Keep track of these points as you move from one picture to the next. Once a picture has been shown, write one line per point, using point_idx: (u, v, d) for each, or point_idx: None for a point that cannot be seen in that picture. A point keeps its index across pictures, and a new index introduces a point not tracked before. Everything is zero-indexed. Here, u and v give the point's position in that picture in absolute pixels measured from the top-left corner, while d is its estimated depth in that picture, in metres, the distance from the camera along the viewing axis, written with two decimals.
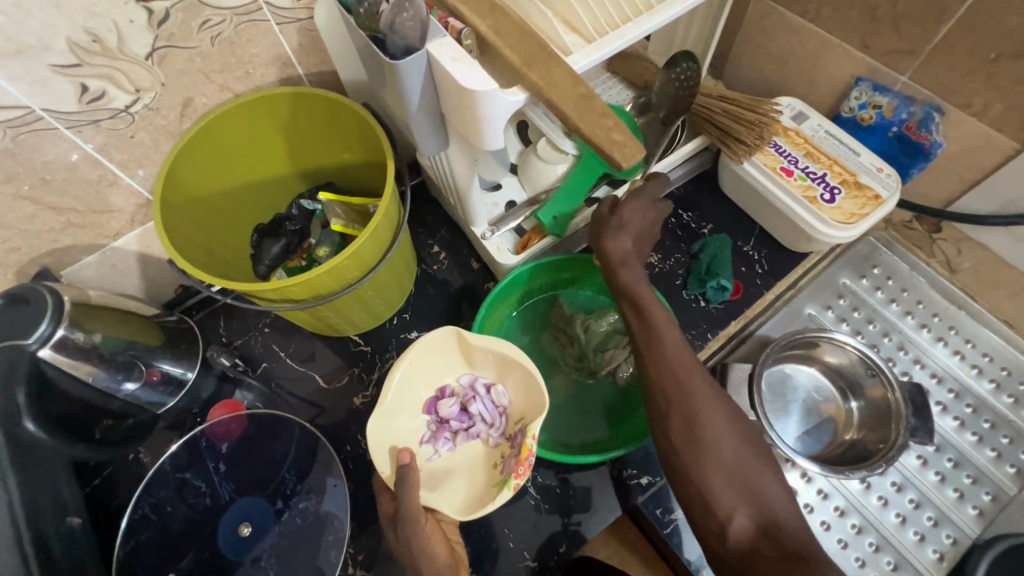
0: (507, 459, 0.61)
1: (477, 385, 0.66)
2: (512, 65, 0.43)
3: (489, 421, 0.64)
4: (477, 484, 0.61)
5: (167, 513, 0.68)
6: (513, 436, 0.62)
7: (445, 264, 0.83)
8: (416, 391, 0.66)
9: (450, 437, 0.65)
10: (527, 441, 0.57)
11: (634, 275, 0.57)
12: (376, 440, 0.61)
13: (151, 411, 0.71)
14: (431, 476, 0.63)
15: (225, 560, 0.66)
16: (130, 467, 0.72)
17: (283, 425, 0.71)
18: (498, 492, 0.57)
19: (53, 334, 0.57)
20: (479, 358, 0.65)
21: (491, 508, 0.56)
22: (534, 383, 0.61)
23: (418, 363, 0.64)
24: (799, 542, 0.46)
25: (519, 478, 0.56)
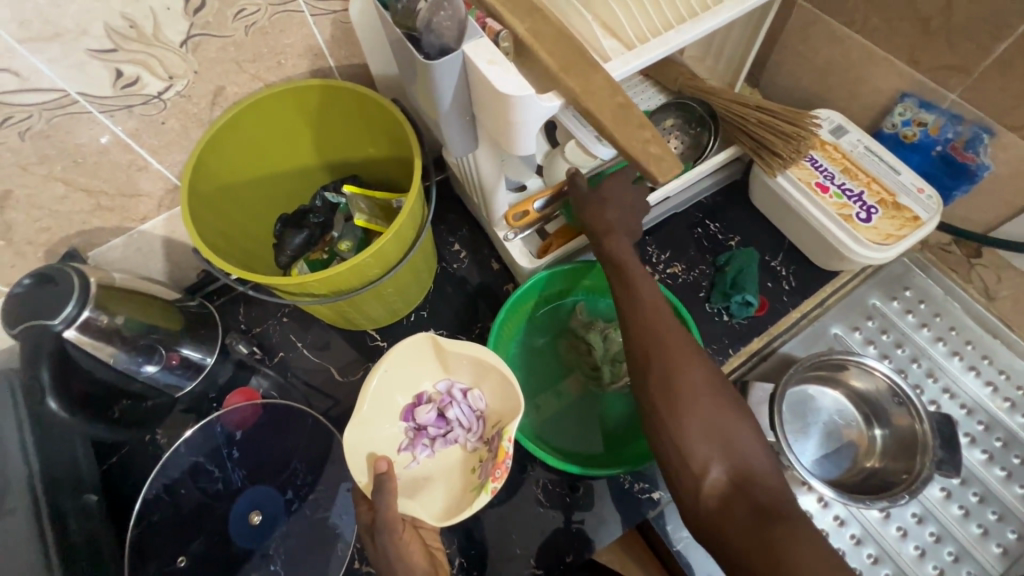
0: (484, 463, 0.61)
1: (454, 390, 0.66)
2: (549, 70, 0.42)
3: (466, 425, 0.65)
4: (456, 490, 0.61)
5: (179, 496, 0.68)
6: (490, 439, 0.62)
7: (465, 263, 0.82)
8: (395, 397, 0.65)
9: (427, 444, 0.65)
10: (504, 444, 0.58)
11: (616, 243, 0.57)
12: (354, 447, 0.61)
13: (170, 394, 0.73)
14: (411, 483, 0.63)
15: (235, 547, 0.66)
16: (146, 448, 0.73)
17: (297, 416, 0.71)
18: (475, 496, 0.57)
19: (79, 315, 0.57)
20: (454, 363, 0.65)
21: (469, 513, 0.56)
22: (510, 388, 0.61)
23: (396, 367, 0.64)
24: (770, 498, 0.46)
25: (496, 482, 0.56)
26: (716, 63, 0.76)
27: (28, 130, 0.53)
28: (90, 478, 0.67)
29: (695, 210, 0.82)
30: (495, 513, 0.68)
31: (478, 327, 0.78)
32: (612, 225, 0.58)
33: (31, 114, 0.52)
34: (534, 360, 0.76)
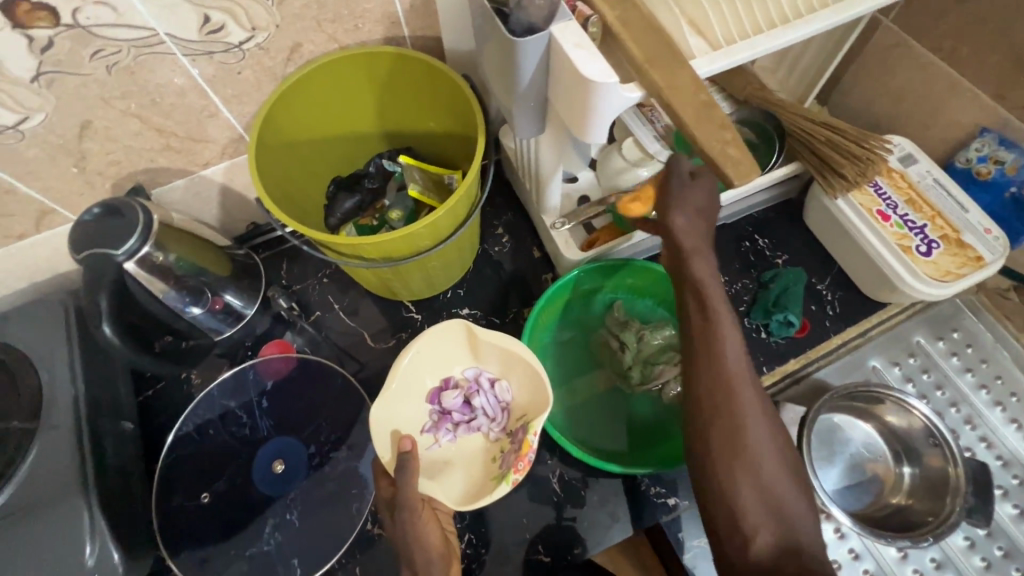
0: (506, 454, 0.62)
1: (482, 378, 0.67)
2: (635, 61, 0.42)
3: (490, 415, 0.66)
4: (477, 476, 0.63)
5: (208, 436, 0.71)
6: (514, 431, 0.63)
7: (506, 247, 0.82)
8: (424, 378, 0.66)
9: (450, 430, 0.66)
10: (528, 438, 0.59)
11: (708, 272, 0.51)
12: (377, 422, 0.62)
13: (211, 336, 0.75)
14: (431, 465, 0.64)
15: (256, 492, 0.68)
16: (180, 386, 0.75)
17: (326, 376, 0.74)
18: (496, 485, 0.59)
19: (140, 249, 0.59)
20: (484, 351, 0.66)
21: (489, 501, 0.58)
22: (539, 383, 0.62)
23: (425, 348, 0.64)
24: (818, 569, 0.46)
25: (518, 475, 0.58)
26: (789, 76, 0.74)
27: (115, 65, 0.54)
28: (127, 406, 0.70)
29: (744, 223, 0.81)
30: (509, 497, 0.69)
31: (512, 312, 0.79)
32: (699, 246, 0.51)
33: (121, 50, 0.53)
34: (566, 354, 0.75)
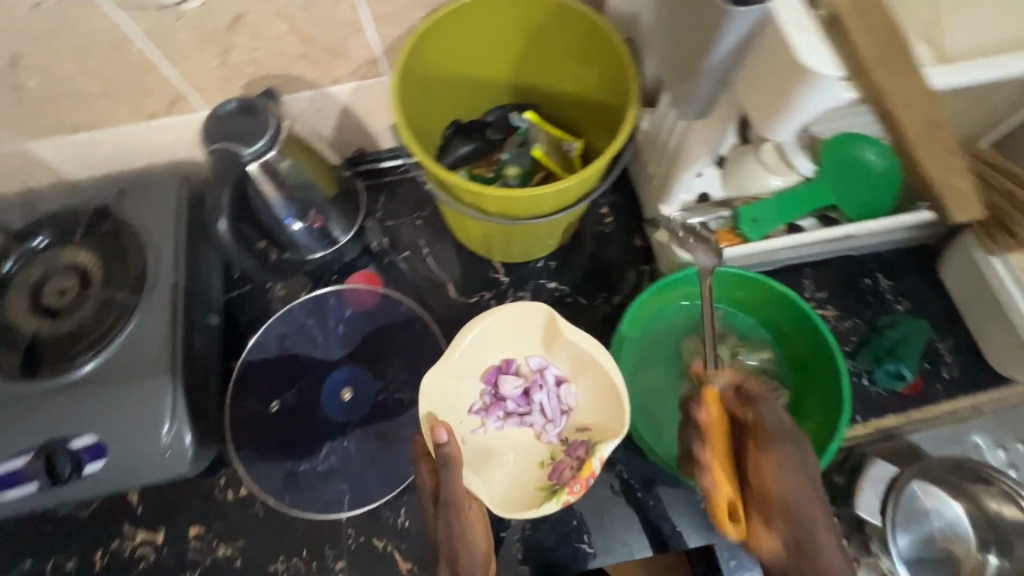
0: (557, 464, 0.59)
1: (547, 374, 0.62)
2: (863, 58, 0.36)
3: (548, 414, 0.62)
4: (518, 477, 0.60)
5: (285, 348, 0.73)
6: (570, 441, 0.61)
7: (607, 229, 0.79)
8: (483, 356, 0.62)
9: (500, 416, 0.62)
10: (592, 462, 0.56)
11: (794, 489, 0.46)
12: (425, 394, 0.58)
13: (302, 254, 0.73)
14: (473, 449, 0.60)
15: (321, 415, 0.70)
16: (264, 293, 0.77)
17: (405, 318, 0.74)
18: (545, 498, 0.57)
19: (266, 153, 0.59)
20: (558, 346, 0.61)
21: (536, 513, 0.56)
22: (617, 402, 0.58)
23: (491, 326, 0.60)
24: None
25: (573, 498, 0.56)
26: None
27: None
28: (215, 302, 0.72)
29: (871, 259, 0.74)
30: None
31: (600, 297, 0.75)
32: (780, 465, 0.46)
33: None
34: (645, 356, 0.68)
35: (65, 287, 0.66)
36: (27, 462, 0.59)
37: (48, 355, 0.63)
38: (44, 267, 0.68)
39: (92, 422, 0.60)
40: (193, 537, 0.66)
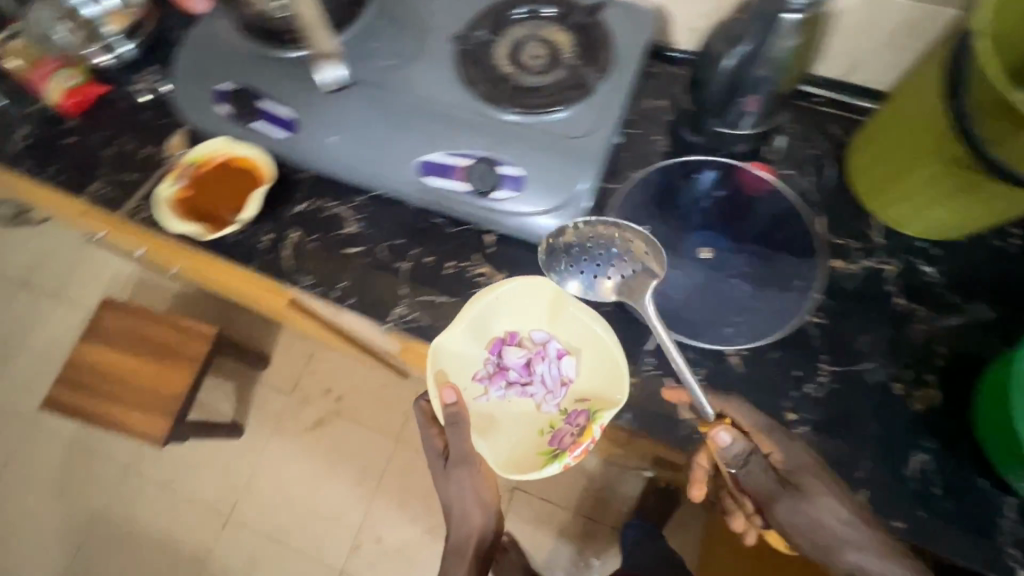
0: (558, 431, 0.72)
1: (549, 348, 0.75)
2: None
3: (548, 384, 0.75)
4: (523, 439, 0.73)
5: (657, 195, 0.81)
6: (569, 409, 0.73)
7: (1009, 249, 0.74)
8: (490, 327, 0.76)
9: (498, 387, 0.76)
10: (592, 428, 0.68)
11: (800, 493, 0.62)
12: (436, 355, 0.73)
13: (724, 123, 0.77)
14: (481, 415, 0.75)
15: (679, 256, 0.78)
16: (650, 143, 0.84)
17: (777, 215, 0.78)
18: (547, 461, 0.69)
19: (794, 11, 0.62)
20: (560, 326, 0.75)
21: (539, 475, 0.68)
22: (617, 378, 0.70)
23: (489, 308, 0.74)
24: None
25: (573, 458, 0.68)
26: None
27: None
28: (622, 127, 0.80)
29: None
30: (857, 437, 0.67)
31: (975, 306, 0.72)
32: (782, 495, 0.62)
33: None
34: None
35: (539, 53, 0.78)
36: (468, 165, 0.74)
37: (510, 95, 0.75)
38: (528, 31, 0.79)
39: (525, 160, 0.73)
40: None
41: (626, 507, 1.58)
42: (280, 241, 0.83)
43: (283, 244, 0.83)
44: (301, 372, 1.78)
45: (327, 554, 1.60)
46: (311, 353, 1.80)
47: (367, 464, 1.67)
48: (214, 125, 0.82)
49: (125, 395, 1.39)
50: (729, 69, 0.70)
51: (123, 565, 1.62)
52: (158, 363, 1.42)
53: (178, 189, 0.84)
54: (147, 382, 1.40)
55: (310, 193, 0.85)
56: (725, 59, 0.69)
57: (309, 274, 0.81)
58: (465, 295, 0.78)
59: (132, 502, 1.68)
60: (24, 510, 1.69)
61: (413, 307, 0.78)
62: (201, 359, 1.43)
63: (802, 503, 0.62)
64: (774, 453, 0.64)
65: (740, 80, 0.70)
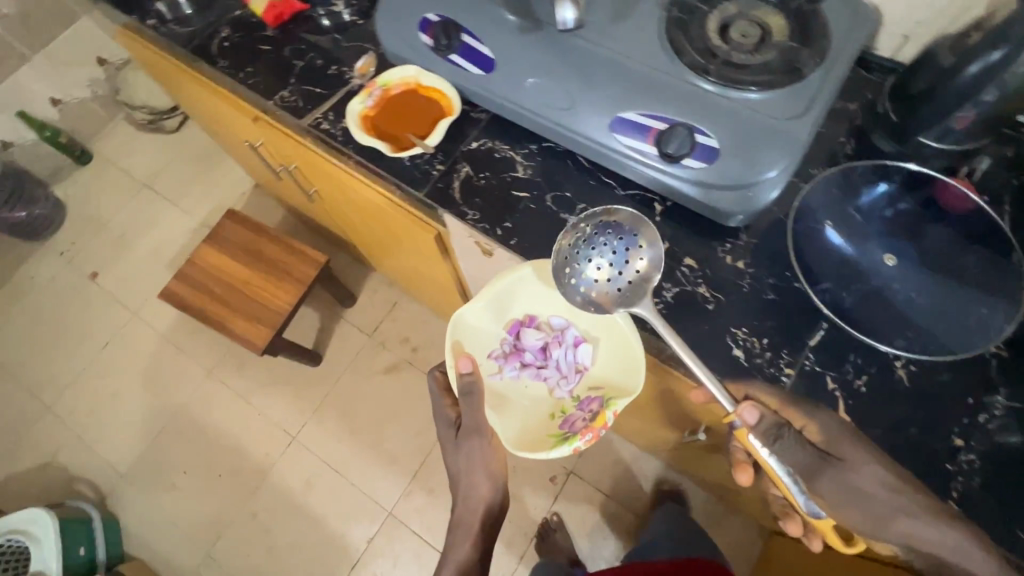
0: (568, 417, 0.84)
1: (567, 335, 0.86)
2: None
3: (563, 369, 0.86)
4: (530, 422, 0.85)
5: (836, 199, 0.77)
6: (580, 395, 0.85)
7: None
8: (511, 310, 0.86)
9: (514, 366, 0.87)
10: (606, 415, 0.78)
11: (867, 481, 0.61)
12: (457, 328, 0.84)
13: (927, 135, 0.73)
14: (497, 392, 0.86)
15: (856, 263, 0.76)
16: (835, 144, 0.82)
17: (965, 231, 0.73)
18: (560, 443, 0.81)
19: None
20: (579, 315, 0.86)
21: (552, 454, 0.79)
22: (627, 374, 0.81)
23: (515, 280, 0.83)
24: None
25: (583, 442, 0.79)
26: None
27: None
28: None
29: None
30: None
31: None
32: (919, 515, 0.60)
33: None
34: None
35: (748, 32, 0.76)
36: (662, 129, 0.74)
37: (714, 68, 0.75)
38: (741, 8, 0.78)
39: (721, 132, 0.72)
40: (688, 263, 0.77)
41: None
42: (451, 173, 0.86)
43: (453, 176, 0.86)
44: (383, 317, 1.83)
45: (378, 494, 1.63)
46: (395, 302, 1.85)
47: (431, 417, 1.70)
48: (413, 53, 0.86)
49: (232, 300, 1.48)
50: (961, 76, 0.66)
51: (191, 460, 1.71)
52: (267, 278, 1.50)
53: (366, 108, 0.88)
54: (256, 293, 1.48)
55: (485, 133, 0.88)
56: (968, 65, 0.65)
57: (475, 209, 0.83)
58: None
59: (209, 405, 1.77)
60: (112, 390, 1.82)
61: None
62: (306, 282, 1.50)
63: (847, 474, 0.62)
64: (809, 424, 0.65)
65: (968, 90, 0.66)
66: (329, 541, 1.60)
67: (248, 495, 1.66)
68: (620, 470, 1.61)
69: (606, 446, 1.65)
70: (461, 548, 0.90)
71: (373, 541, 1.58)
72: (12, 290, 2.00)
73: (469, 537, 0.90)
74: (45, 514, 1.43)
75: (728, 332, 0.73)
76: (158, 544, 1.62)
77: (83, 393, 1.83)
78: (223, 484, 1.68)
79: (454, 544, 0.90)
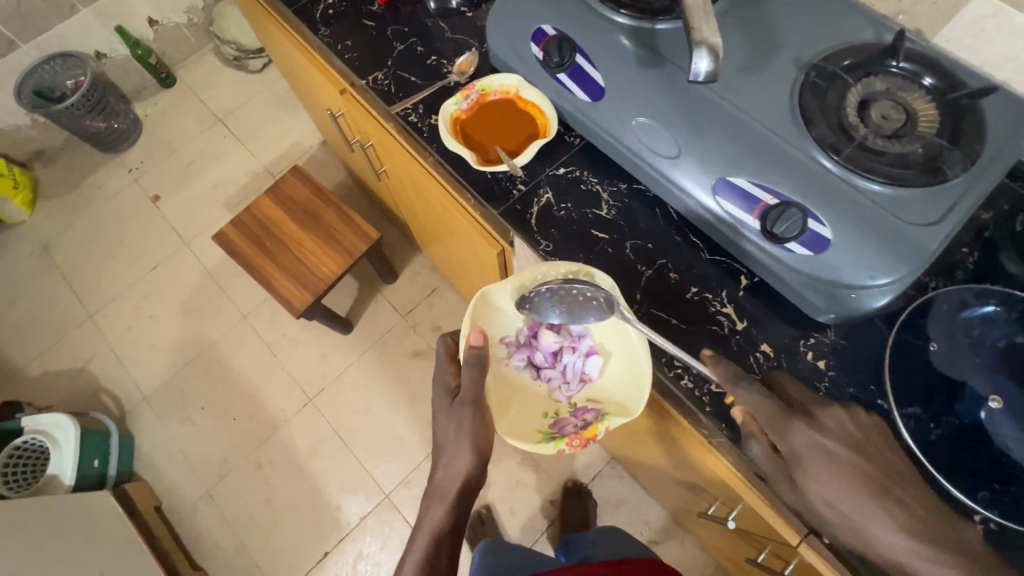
0: (560, 419, 0.78)
1: (582, 342, 0.79)
2: None
3: (567, 376, 0.79)
4: (524, 414, 0.79)
5: (945, 317, 0.67)
6: (579, 404, 0.78)
7: None
8: None
9: (522, 357, 0.80)
10: (598, 427, 0.75)
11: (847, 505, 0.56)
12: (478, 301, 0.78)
13: None
14: (498, 374, 0.80)
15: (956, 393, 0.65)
16: (956, 254, 0.74)
17: None
18: (545, 441, 0.76)
19: None
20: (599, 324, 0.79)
21: (535, 450, 0.75)
22: (631, 396, 0.74)
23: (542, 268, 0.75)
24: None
25: (568, 447, 0.76)
26: None
27: None
28: None
29: None
30: None
31: None
32: None
33: None
34: None
35: (892, 116, 0.69)
36: (772, 203, 0.68)
37: (845, 149, 0.68)
38: (887, 86, 0.70)
39: (838, 221, 0.65)
40: (764, 350, 0.72)
41: None
42: (532, 195, 0.82)
43: (533, 200, 0.81)
44: (419, 301, 1.82)
45: (379, 474, 1.64)
46: (434, 288, 1.83)
47: None
48: (519, 62, 0.81)
49: (279, 256, 1.48)
50: None
51: (210, 398, 1.75)
52: (318, 242, 1.50)
53: (459, 110, 0.85)
54: (304, 256, 1.48)
55: (574, 160, 0.83)
56: None
57: (549, 240, 0.79)
58: (699, 327, 0.73)
59: (238, 349, 1.80)
60: (152, 312, 1.87)
61: (642, 317, 0.74)
62: (355, 254, 1.49)
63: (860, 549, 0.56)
64: (807, 465, 0.59)
65: None
66: (323, 508, 1.61)
67: (257, 444, 1.69)
68: (621, 510, 1.57)
69: (613, 482, 1.61)
70: (434, 516, 0.72)
71: (365, 519, 1.59)
72: (79, 197, 2.07)
73: (444, 501, 0.73)
74: (69, 421, 1.49)
75: None
76: (165, 472, 1.67)
77: (124, 309, 1.89)
78: (235, 428, 1.71)
79: (427, 513, 0.73)
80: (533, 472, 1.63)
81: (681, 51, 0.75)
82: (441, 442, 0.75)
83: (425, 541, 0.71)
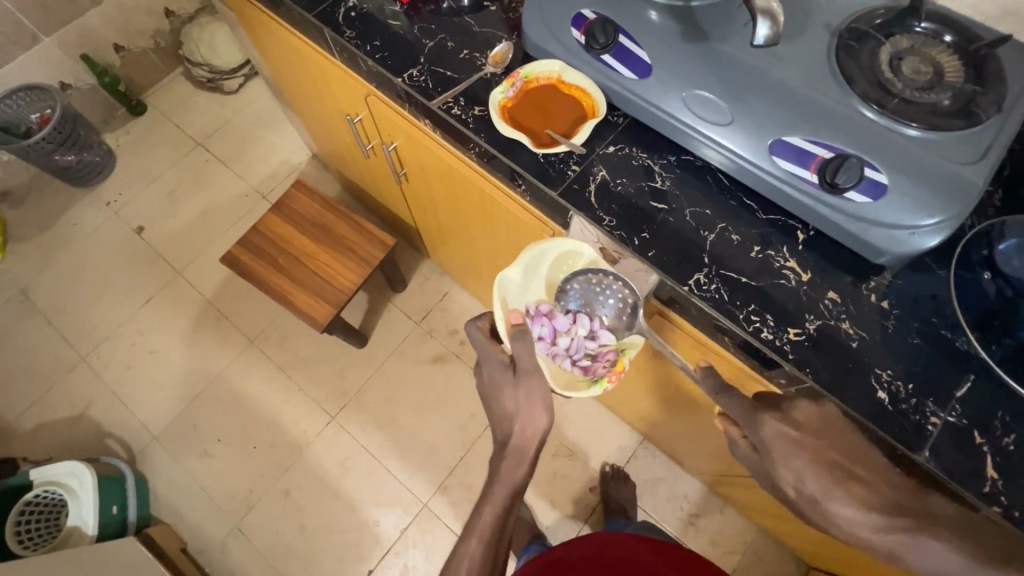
0: (591, 368, 0.82)
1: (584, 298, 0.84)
2: None
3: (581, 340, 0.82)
4: (561, 375, 0.82)
5: (994, 246, 0.73)
6: (599, 350, 0.82)
7: None
8: (538, 273, 0.87)
9: (536, 331, 0.81)
10: (623, 360, 0.81)
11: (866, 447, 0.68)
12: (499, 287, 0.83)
13: None
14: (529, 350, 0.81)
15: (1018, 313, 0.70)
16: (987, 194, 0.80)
17: None
18: (590, 385, 0.81)
19: None
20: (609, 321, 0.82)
21: (587, 394, 0.80)
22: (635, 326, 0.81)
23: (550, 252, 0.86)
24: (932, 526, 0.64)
25: (610, 384, 0.81)
26: None
27: None
28: None
29: None
30: None
31: None
32: None
33: None
34: None
35: (922, 69, 0.75)
36: (827, 157, 0.72)
37: (886, 102, 0.73)
38: (913, 43, 0.76)
39: (890, 167, 0.70)
40: (830, 298, 0.76)
41: (716, 543, 1.54)
42: (587, 175, 0.84)
43: (589, 179, 0.84)
44: (432, 306, 1.81)
45: (414, 485, 1.61)
46: (446, 292, 1.83)
47: (474, 413, 1.68)
48: (561, 47, 0.84)
49: (293, 271, 1.45)
50: None
51: (226, 429, 1.68)
52: (333, 253, 1.47)
53: (506, 98, 0.87)
54: (321, 269, 1.45)
55: (622, 139, 0.86)
56: None
57: (611, 215, 0.81)
58: (767, 282, 0.77)
59: (249, 375, 1.74)
60: (150, 348, 1.78)
61: (713, 278, 0.78)
62: (373, 262, 1.47)
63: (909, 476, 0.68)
64: None
65: None
66: (360, 527, 1.57)
67: (281, 471, 1.63)
68: (659, 488, 1.60)
69: (648, 462, 1.63)
70: (512, 471, 0.78)
71: (405, 531, 1.56)
72: (54, 237, 1.96)
73: (523, 462, 0.78)
74: (85, 469, 1.42)
75: (871, 373, 0.71)
76: (186, 512, 1.59)
77: (119, 348, 1.79)
78: (256, 456, 1.65)
79: (504, 471, 0.78)
80: (568, 462, 1.64)
81: (721, 23, 0.79)
82: (509, 409, 0.80)
83: (504, 496, 0.78)
